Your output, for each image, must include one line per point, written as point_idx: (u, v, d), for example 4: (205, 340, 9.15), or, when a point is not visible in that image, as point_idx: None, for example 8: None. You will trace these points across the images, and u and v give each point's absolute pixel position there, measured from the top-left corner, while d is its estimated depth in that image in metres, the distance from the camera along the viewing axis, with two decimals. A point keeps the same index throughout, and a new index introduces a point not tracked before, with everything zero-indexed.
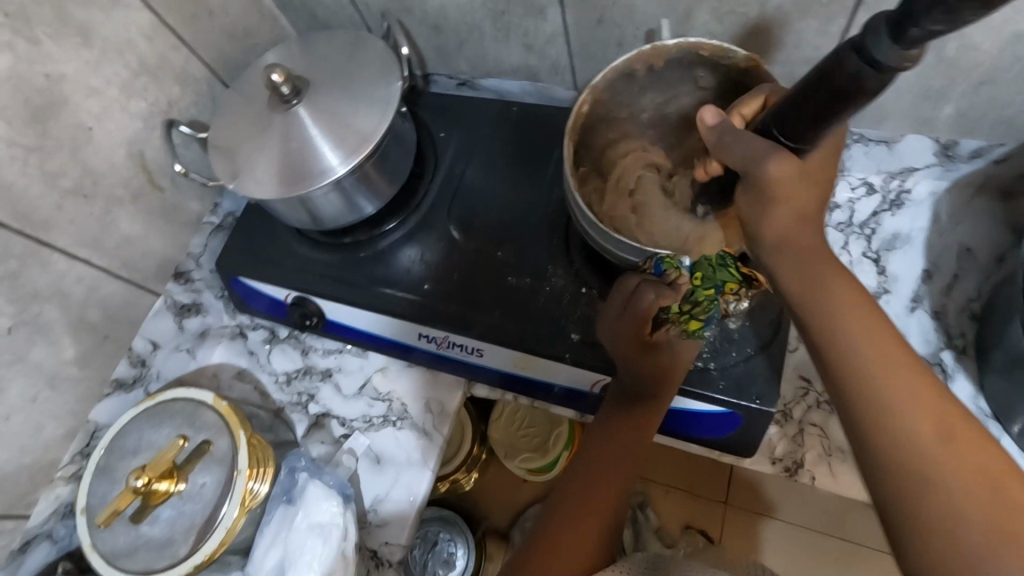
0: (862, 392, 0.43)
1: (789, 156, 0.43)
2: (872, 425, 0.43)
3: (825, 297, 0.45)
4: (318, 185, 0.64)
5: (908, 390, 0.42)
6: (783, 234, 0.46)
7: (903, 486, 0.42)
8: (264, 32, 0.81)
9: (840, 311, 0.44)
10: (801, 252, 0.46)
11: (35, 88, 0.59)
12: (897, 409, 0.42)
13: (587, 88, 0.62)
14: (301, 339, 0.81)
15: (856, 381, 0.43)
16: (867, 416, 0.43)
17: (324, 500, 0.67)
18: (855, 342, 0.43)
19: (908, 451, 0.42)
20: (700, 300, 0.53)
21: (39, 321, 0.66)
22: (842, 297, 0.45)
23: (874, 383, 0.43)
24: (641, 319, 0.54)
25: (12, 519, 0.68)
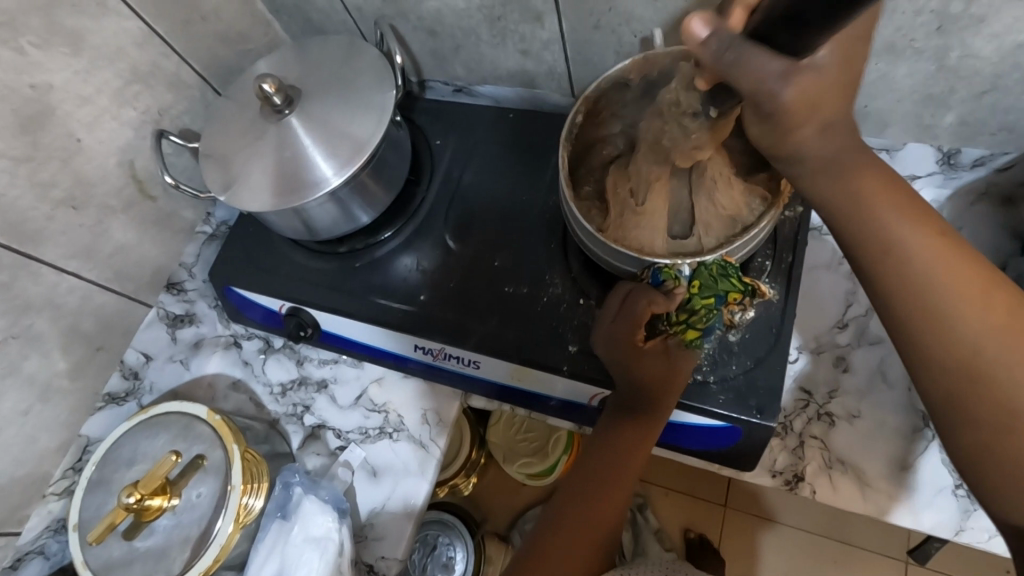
0: (927, 312, 0.42)
1: (800, 73, 0.38)
2: (925, 324, 0.43)
3: (870, 211, 0.43)
4: (314, 195, 0.62)
5: (967, 287, 0.42)
6: (817, 152, 0.43)
7: (991, 412, 0.41)
8: (257, 37, 0.79)
9: (890, 218, 0.43)
10: (838, 180, 0.43)
11: (23, 98, 0.58)
12: (960, 319, 0.42)
13: (581, 98, 0.61)
14: (296, 349, 0.80)
15: (912, 279, 0.43)
16: (935, 340, 0.42)
17: (319, 514, 0.66)
18: (906, 246, 0.43)
19: (985, 371, 0.41)
20: (697, 309, 0.53)
21: (30, 333, 0.65)
22: (876, 199, 0.43)
23: (931, 278, 0.42)
24: (635, 327, 0.54)
25: (5, 535, 0.67)
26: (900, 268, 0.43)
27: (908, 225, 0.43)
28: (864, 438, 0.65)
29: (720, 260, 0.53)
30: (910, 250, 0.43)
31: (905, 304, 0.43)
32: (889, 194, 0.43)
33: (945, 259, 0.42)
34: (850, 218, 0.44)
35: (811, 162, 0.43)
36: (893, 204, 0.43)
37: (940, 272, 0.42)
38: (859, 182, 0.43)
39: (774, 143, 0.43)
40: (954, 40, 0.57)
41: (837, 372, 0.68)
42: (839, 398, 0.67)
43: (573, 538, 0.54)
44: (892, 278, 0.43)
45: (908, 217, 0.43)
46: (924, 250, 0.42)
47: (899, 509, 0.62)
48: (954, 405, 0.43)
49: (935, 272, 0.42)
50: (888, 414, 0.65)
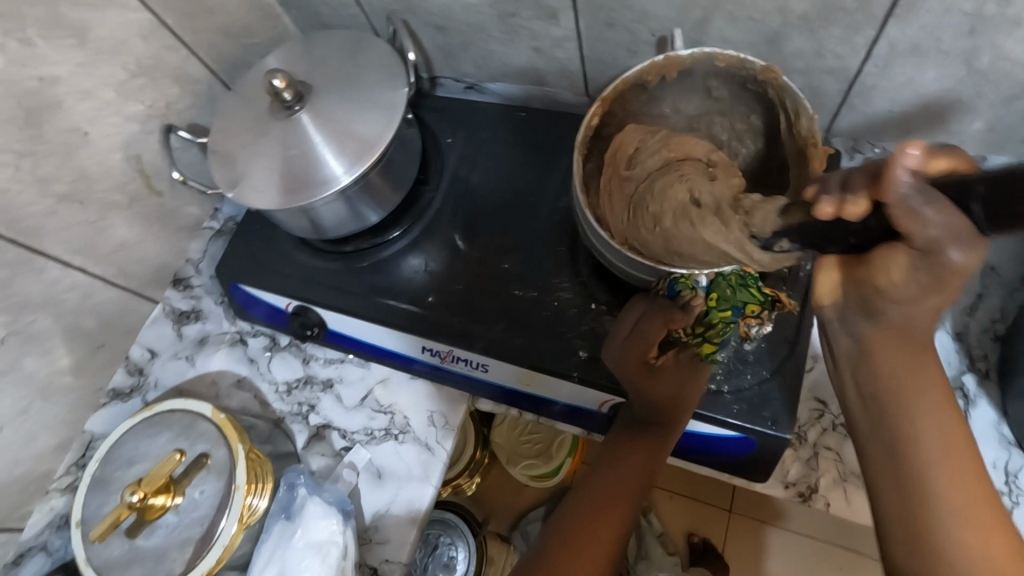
0: (917, 504, 0.45)
1: (978, 245, 0.34)
2: (912, 515, 0.45)
3: (901, 387, 0.45)
4: (322, 194, 0.61)
5: (959, 487, 0.44)
6: (904, 321, 0.42)
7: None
8: (265, 31, 0.78)
9: (913, 400, 0.45)
10: (897, 346, 0.44)
11: (25, 91, 0.57)
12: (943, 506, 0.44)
13: (598, 99, 0.60)
14: (302, 347, 0.79)
15: (912, 472, 0.45)
16: (913, 530, 0.45)
17: (323, 518, 0.65)
18: (921, 437, 0.44)
19: (953, 559, 0.43)
20: (714, 322, 0.53)
21: (31, 331, 0.64)
22: (907, 381, 0.44)
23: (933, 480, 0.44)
24: (648, 346, 0.54)
25: (5, 531, 0.66)
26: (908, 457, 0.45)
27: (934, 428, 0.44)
28: None
29: (739, 270, 0.53)
30: (915, 433, 0.45)
31: (890, 474, 0.46)
32: (927, 380, 0.44)
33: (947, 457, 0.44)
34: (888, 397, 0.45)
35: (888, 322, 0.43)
36: (920, 390, 0.45)
37: (938, 464, 0.44)
38: (903, 360, 0.44)
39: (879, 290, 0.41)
40: (985, 41, 0.56)
41: None
42: None
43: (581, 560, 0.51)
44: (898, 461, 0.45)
45: (937, 421, 0.45)
46: (932, 442, 0.44)
47: None
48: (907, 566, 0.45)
49: (937, 477, 0.44)
50: None
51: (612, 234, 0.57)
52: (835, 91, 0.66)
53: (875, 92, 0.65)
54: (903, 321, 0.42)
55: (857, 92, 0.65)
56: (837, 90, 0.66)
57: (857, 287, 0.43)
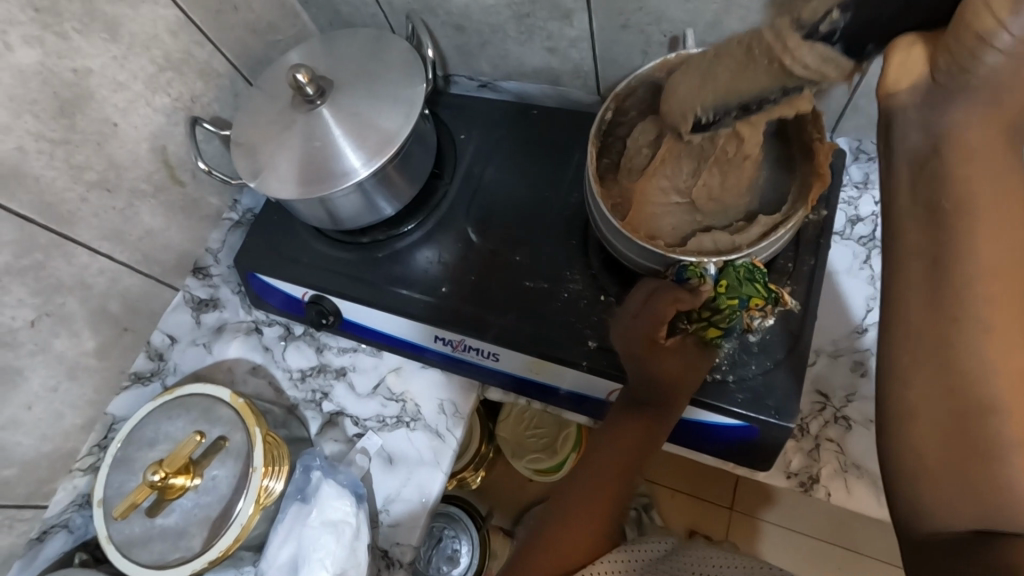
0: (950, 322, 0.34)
1: None
2: (936, 328, 0.34)
3: (981, 209, 0.32)
4: (342, 185, 0.63)
5: (1013, 355, 0.33)
6: (1001, 82, 0.31)
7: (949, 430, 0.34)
8: (286, 28, 0.81)
9: (988, 233, 0.33)
10: (980, 135, 0.32)
11: (63, 82, 0.60)
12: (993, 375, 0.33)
13: (610, 96, 0.62)
14: (316, 336, 0.81)
15: (953, 285, 0.33)
16: (937, 349, 0.34)
17: (337, 499, 0.68)
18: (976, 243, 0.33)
19: (984, 435, 0.33)
20: (721, 308, 0.53)
21: (61, 313, 0.66)
22: (986, 198, 0.32)
23: (975, 300, 0.33)
24: (657, 325, 0.54)
25: (32, 508, 0.69)
26: (955, 266, 0.33)
27: (995, 233, 0.32)
28: None
29: (748, 263, 0.53)
30: (967, 260, 0.33)
31: (920, 303, 0.34)
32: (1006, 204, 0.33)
33: (1010, 315, 0.33)
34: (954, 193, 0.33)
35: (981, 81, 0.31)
36: (1001, 220, 0.32)
37: (985, 281, 0.33)
38: (988, 163, 0.32)
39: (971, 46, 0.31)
40: None
41: (855, 376, 0.68)
42: (856, 402, 0.67)
43: (580, 527, 0.54)
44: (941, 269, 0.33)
45: (1004, 225, 0.32)
46: (988, 255, 0.33)
47: None
48: (915, 403, 0.35)
49: (980, 293, 0.33)
50: None
51: (621, 223, 0.59)
52: (841, 92, 0.68)
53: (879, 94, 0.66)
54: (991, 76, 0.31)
55: (862, 93, 0.67)
56: (843, 91, 0.67)
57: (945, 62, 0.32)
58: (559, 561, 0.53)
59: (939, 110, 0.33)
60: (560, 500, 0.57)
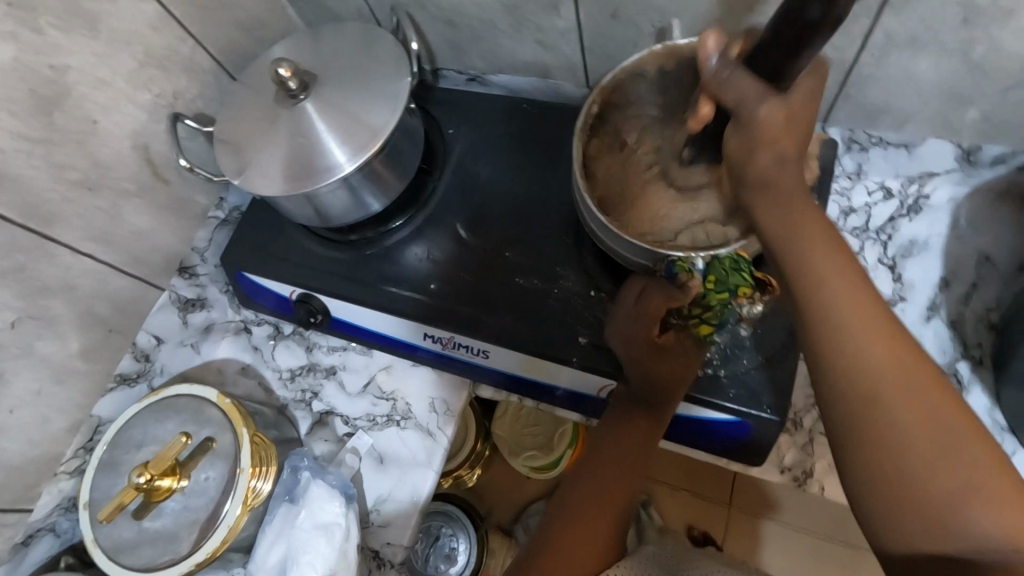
0: (839, 354, 0.39)
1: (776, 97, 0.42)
2: (830, 361, 0.40)
3: (823, 265, 0.41)
4: (327, 181, 0.62)
5: (899, 380, 0.38)
6: (767, 174, 0.43)
7: (872, 447, 0.38)
8: (271, 23, 0.79)
9: (841, 288, 0.40)
10: (789, 210, 0.42)
11: (41, 79, 0.59)
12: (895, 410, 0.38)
13: (598, 87, 0.61)
14: (305, 336, 0.80)
15: (826, 324, 0.40)
16: (838, 379, 0.39)
17: (327, 500, 0.67)
18: (832, 289, 0.40)
19: (904, 447, 0.37)
20: (712, 303, 0.52)
21: (45, 314, 0.65)
22: (828, 258, 0.41)
23: (852, 334, 0.39)
24: (651, 324, 0.54)
25: (16, 512, 0.67)
26: (823, 310, 0.40)
27: (845, 280, 0.40)
28: None
29: (733, 253, 0.53)
30: (832, 304, 0.40)
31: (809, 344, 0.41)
32: (845, 260, 0.41)
33: (886, 349, 0.39)
34: (795, 254, 0.42)
35: (759, 177, 0.43)
36: (844, 272, 0.40)
37: (853, 318, 0.39)
38: (818, 233, 0.42)
39: (744, 160, 0.44)
40: (978, 32, 0.56)
41: None
42: None
43: (576, 529, 0.54)
44: (813, 315, 0.40)
45: (845, 273, 0.40)
46: (844, 297, 0.40)
47: None
48: (841, 427, 0.40)
49: (855, 329, 0.39)
50: None
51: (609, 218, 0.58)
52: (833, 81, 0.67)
53: (871, 83, 0.65)
54: (764, 175, 0.43)
55: (855, 82, 0.66)
56: (835, 81, 0.66)
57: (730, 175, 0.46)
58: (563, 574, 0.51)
59: (761, 207, 0.44)
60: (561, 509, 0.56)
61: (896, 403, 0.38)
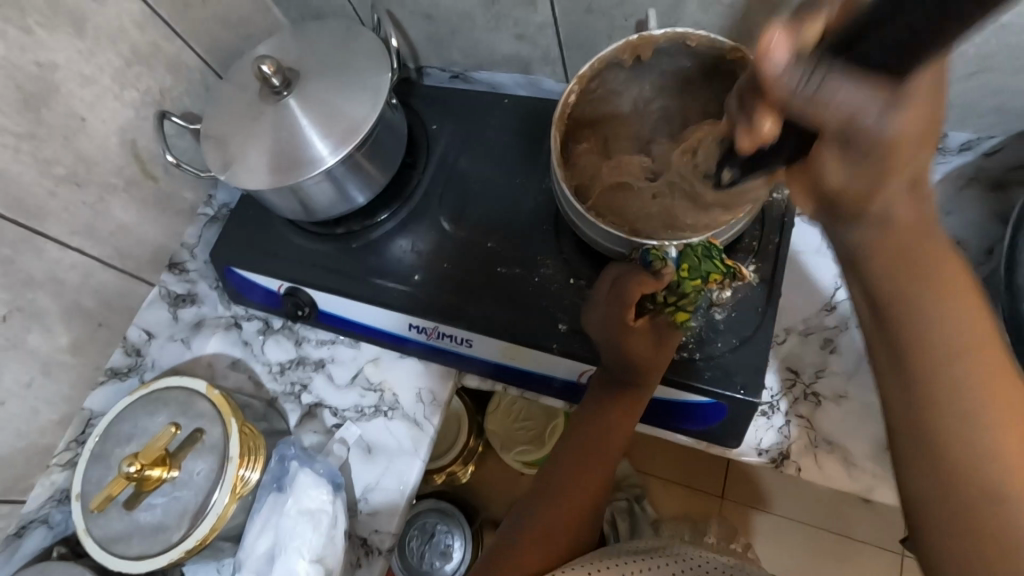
0: (940, 416, 0.38)
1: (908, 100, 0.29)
2: (932, 421, 0.39)
3: (940, 325, 0.38)
4: (311, 173, 0.64)
5: (1006, 440, 0.38)
6: (890, 212, 0.35)
7: (962, 505, 0.39)
8: (257, 22, 0.81)
9: (952, 337, 0.37)
10: (904, 252, 0.37)
11: (27, 76, 0.60)
12: (984, 455, 0.38)
13: (575, 77, 0.63)
14: (294, 330, 0.82)
15: (930, 384, 0.38)
16: (936, 438, 0.39)
17: (313, 488, 0.68)
18: (946, 351, 0.38)
19: (997, 506, 0.38)
20: (686, 292, 0.54)
21: (34, 308, 0.67)
22: (944, 302, 0.37)
23: (960, 396, 0.38)
24: (626, 308, 0.54)
25: (9, 503, 0.69)
26: (933, 371, 0.38)
27: (965, 338, 0.38)
28: (851, 417, 0.66)
29: (705, 242, 0.55)
30: (943, 365, 0.38)
31: (908, 401, 0.39)
32: (963, 305, 0.37)
33: (997, 407, 0.38)
34: (905, 312, 0.38)
35: (877, 217, 0.36)
36: (964, 329, 0.38)
37: (964, 381, 0.38)
38: (941, 275, 0.37)
39: (857, 197, 0.35)
40: None
41: (824, 353, 0.68)
42: (826, 378, 0.68)
43: (554, 512, 0.55)
44: (921, 375, 0.38)
45: (965, 330, 0.38)
46: (958, 357, 0.38)
47: (884, 487, 0.64)
48: (928, 485, 0.40)
49: (965, 390, 0.38)
50: (873, 395, 0.67)
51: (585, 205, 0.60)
52: None
53: None
54: (886, 212, 0.35)
55: None
56: None
57: (819, 202, 0.37)
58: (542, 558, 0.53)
59: (877, 246, 0.37)
60: (544, 491, 0.57)
61: (997, 463, 0.38)
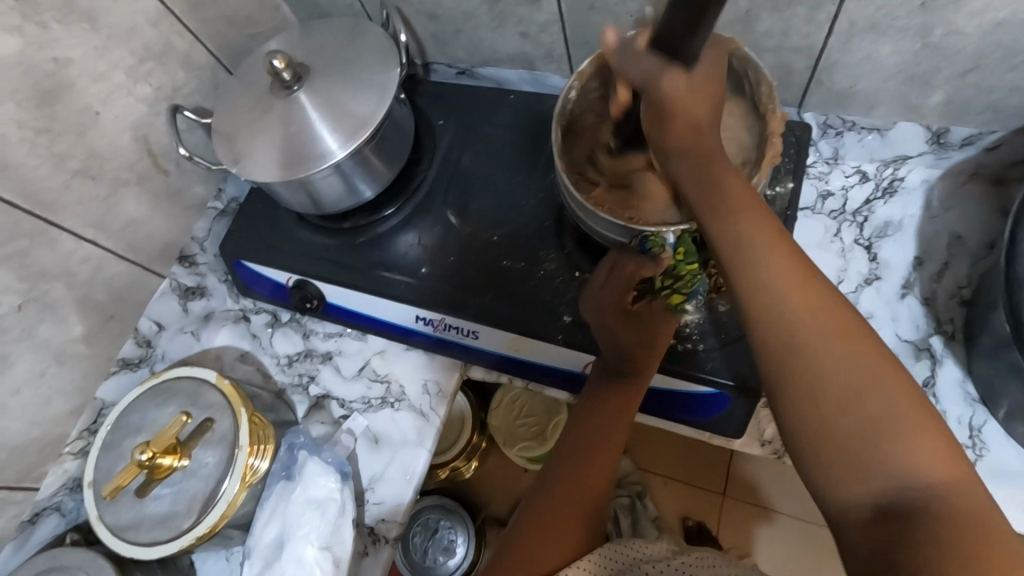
0: (794, 355, 0.40)
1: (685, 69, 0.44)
2: (787, 361, 0.40)
3: (771, 264, 0.41)
4: (319, 167, 0.65)
5: (860, 380, 0.38)
6: (691, 148, 0.46)
7: (836, 452, 0.38)
8: (265, 21, 0.82)
9: (770, 255, 0.42)
10: (717, 191, 0.44)
11: (44, 72, 0.61)
12: (843, 398, 0.38)
13: (576, 74, 0.65)
14: (302, 323, 0.83)
15: (776, 324, 0.40)
16: (799, 380, 0.39)
17: (323, 476, 0.70)
18: (777, 290, 0.41)
19: (865, 448, 0.37)
20: (682, 274, 0.57)
21: (47, 299, 0.68)
22: (749, 225, 0.43)
23: (803, 336, 0.39)
24: (625, 290, 0.56)
25: (22, 490, 0.70)
26: (776, 307, 0.40)
27: (797, 281, 0.41)
28: None
29: None
30: (785, 306, 0.40)
31: (763, 346, 0.41)
32: (773, 234, 0.42)
33: (839, 343, 0.39)
34: (739, 257, 0.42)
35: (683, 152, 0.46)
36: (794, 273, 0.41)
37: (803, 319, 0.40)
38: (744, 202, 0.44)
39: (675, 133, 0.46)
40: (937, 17, 0.59)
41: None
42: None
43: (559, 503, 0.56)
44: (764, 314, 0.41)
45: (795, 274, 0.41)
46: (791, 298, 0.40)
47: None
48: (803, 441, 0.39)
49: (805, 327, 0.40)
50: None
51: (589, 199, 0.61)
52: (804, 67, 0.69)
53: (838, 68, 0.68)
54: (685, 147, 0.46)
55: (823, 68, 0.68)
56: (806, 66, 0.69)
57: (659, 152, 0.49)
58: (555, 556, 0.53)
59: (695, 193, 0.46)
60: (551, 484, 0.58)
61: (855, 405, 0.38)
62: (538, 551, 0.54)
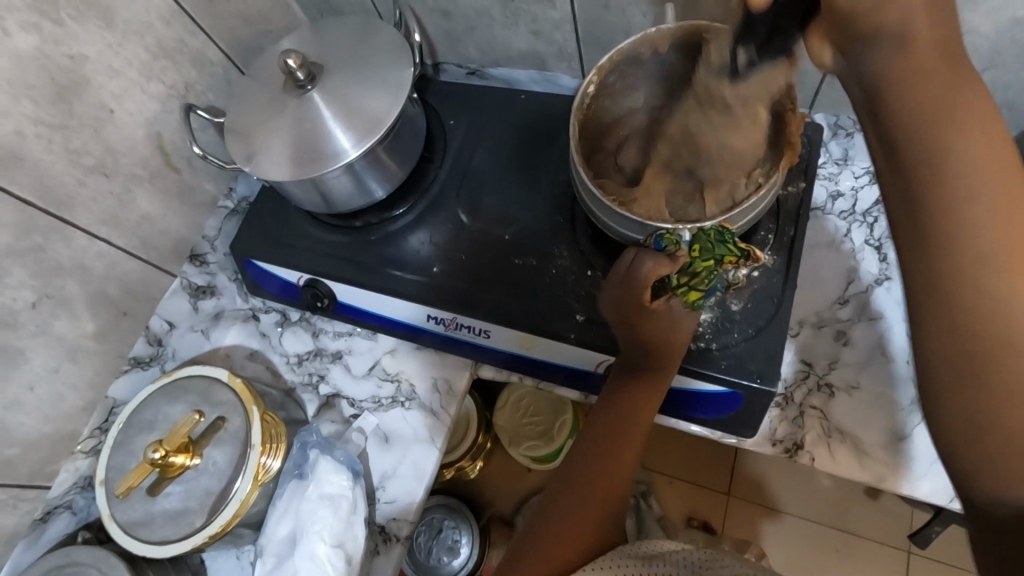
0: (957, 264, 0.36)
1: None
2: (953, 275, 0.37)
3: (973, 173, 0.36)
4: (333, 166, 0.65)
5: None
6: (901, 28, 0.36)
7: (981, 372, 0.37)
8: (277, 19, 0.83)
9: (977, 161, 0.36)
10: (927, 86, 0.36)
11: (60, 68, 0.62)
12: (1006, 320, 0.36)
13: (594, 69, 0.63)
14: (312, 322, 0.83)
15: (956, 235, 0.36)
16: (958, 299, 0.37)
17: (334, 473, 0.70)
18: (971, 193, 0.36)
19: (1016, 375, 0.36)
20: (699, 271, 0.54)
21: (62, 295, 0.68)
22: (975, 148, 0.36)
23: (986, 252, 0.36)
24: (642, 289, 0.54)
25: (35, 487, 0.70)
26: (957, 217, 0.36)
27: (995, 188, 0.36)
28: (862, 408, 0.67)
29: (717, 227, 0.56)
30: (972, 216, 0.36)
31: (925, 254, 0.37)
32: (986, 142, 0.36)
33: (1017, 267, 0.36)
34: (928, 161, 0.36)
35: (891, 35, 0.36)
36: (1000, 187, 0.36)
37: (991, 234, 0.36)
38: (979, 131, 0.36)
39: (868, 13, 0.36)
40: None
41: (836, 345, 0.70)
42: (839, 369, 0.69)
43: (572, 502, 0.56)
44: (939, 224, 0.37)
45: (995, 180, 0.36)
46: (984, 207, 0.36)
47: (895, 476, 0.64)
48: (943, 361, 0.38)
49: (992, 243, 0.36)
50: (884, 386, 0.67)
51: (605, 195, 0.62)
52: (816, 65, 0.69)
53: None
54: (901, 28, 0.36)
55: None
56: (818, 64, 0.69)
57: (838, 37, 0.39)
58: (569, 554, 0.54)
59: (896, 89, 0.37)
60: (566, 483, 0.58)
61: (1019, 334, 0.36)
62: (553, 547, 0.54)
